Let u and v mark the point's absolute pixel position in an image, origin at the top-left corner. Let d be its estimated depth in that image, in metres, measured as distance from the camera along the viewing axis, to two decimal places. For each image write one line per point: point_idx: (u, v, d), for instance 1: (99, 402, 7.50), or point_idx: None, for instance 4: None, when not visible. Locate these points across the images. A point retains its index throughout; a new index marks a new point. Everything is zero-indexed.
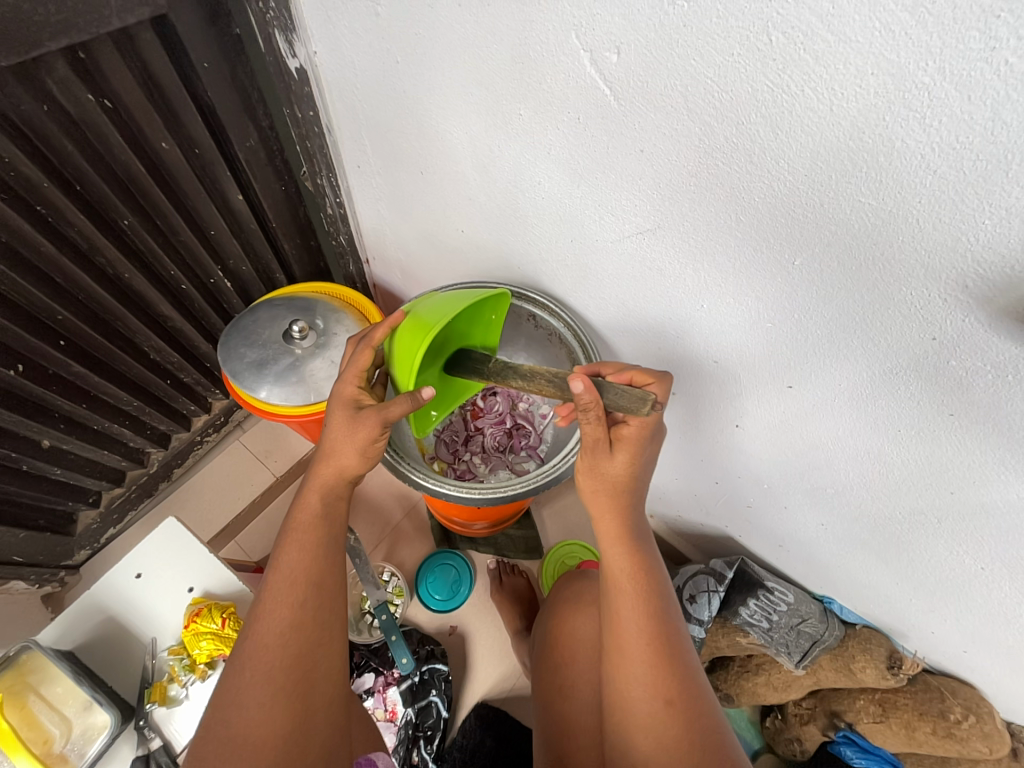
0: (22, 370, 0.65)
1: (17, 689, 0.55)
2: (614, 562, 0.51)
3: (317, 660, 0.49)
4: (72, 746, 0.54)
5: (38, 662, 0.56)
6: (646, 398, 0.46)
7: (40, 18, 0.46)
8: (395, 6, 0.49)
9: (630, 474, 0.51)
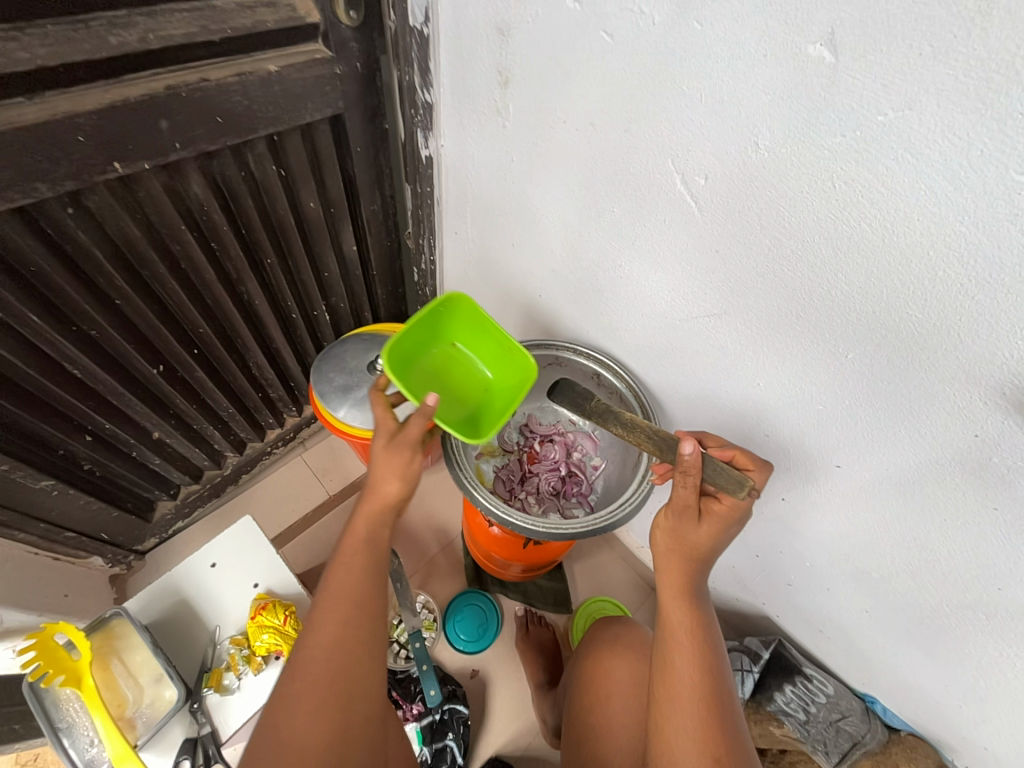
0: (162, 370, 0.76)
1: (104, 650, 0.61)
2: (672, 615, 0.53)
3: (366, 673, 0.52)
4: (141, 712, 0.60)
5: (123, 629, 0.63)
6: (743, 482, 0.50)
7: (260, 113, 0.60)
8: (520, 123, 0.62)
9: (710, 545, 0.53)
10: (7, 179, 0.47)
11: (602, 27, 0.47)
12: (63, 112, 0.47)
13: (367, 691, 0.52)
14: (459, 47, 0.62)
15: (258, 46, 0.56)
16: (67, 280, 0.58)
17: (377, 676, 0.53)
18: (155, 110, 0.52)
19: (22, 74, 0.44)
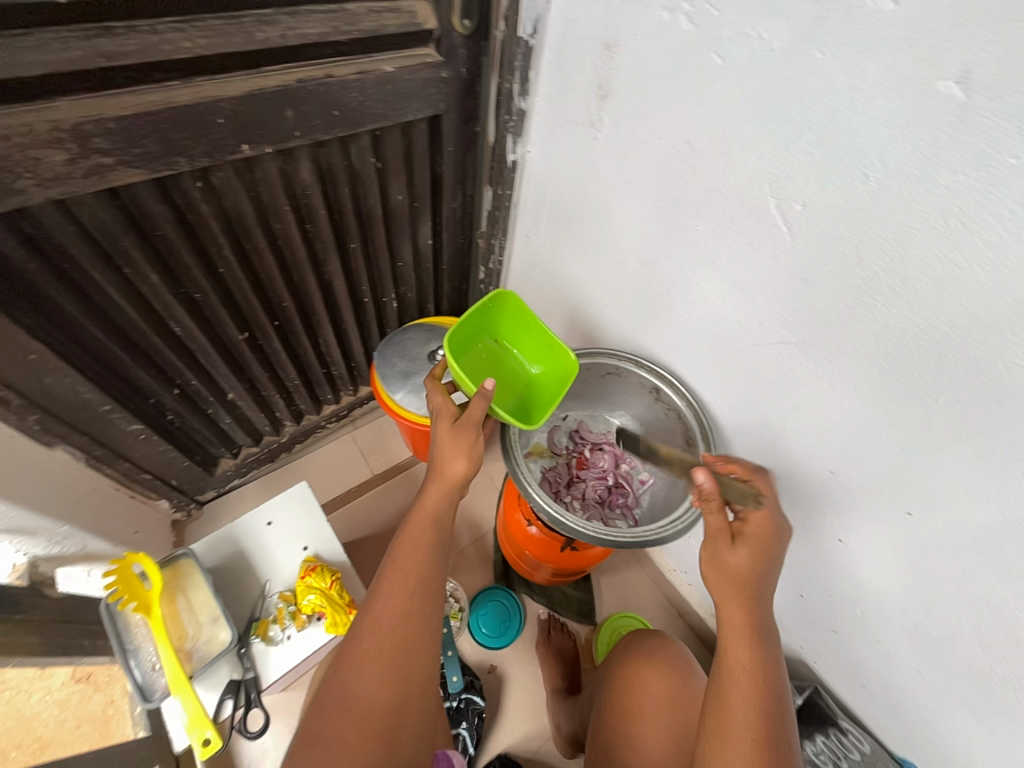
0: (246, 337, 0.82)
1: (173, 585, 0.67)
2: (738, 652, 0.53)
3: (422, 657, 0.55)
4: (196, 648, 0.64)
5: (191, 569, 0.68)
6: (753, 496, 0.56)
7: (371, 109, 0.64)
8: (614, 135, 0.63)
9: (757, 574, 0.54)
10: (156, 153, 0.52)
11: (715, 48, 0.47)
12: (210, 97, 0.52)
13: (422, 673, 0.55)
14: (562, 59, 0.64)
15: (380, 48, 0.61)
16: (184, 246, 0.63)
17: (430, 660, 0.57)
18: (283, 99, 0.56)
19: (183, 61, 0.49)
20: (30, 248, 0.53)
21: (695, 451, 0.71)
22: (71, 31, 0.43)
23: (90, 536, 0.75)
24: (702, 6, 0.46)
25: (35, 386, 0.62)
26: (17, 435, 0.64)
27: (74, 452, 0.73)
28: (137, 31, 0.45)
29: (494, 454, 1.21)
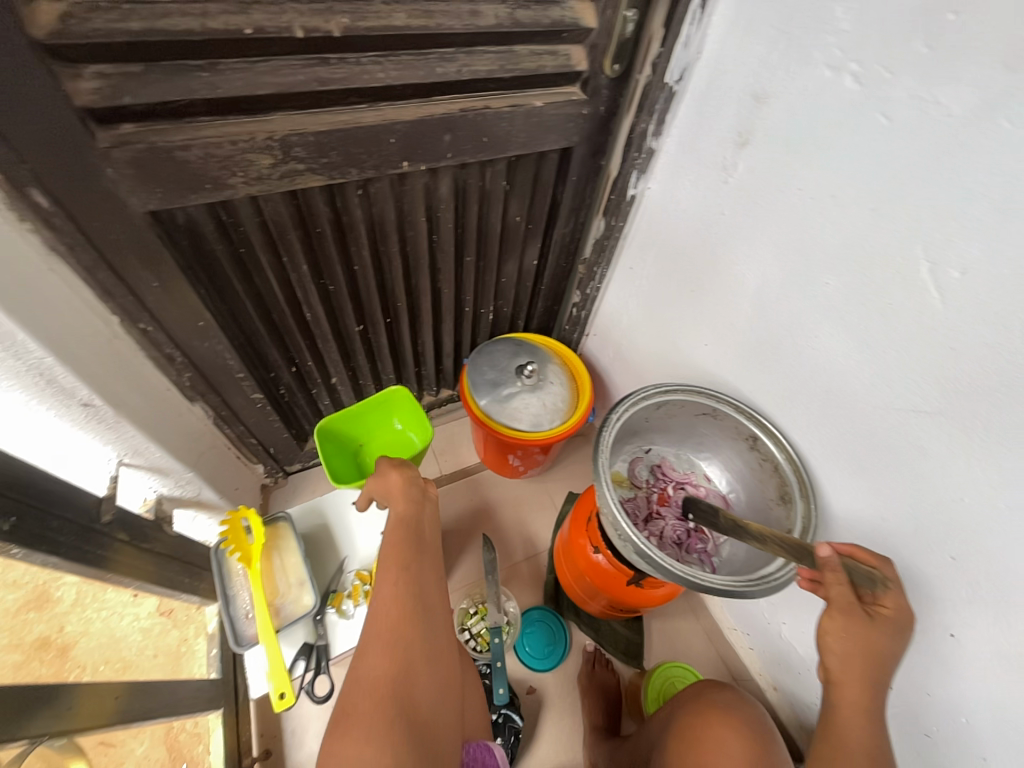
0: (361, 329, 0.89)
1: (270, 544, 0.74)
2: (852, 732, 0.51)
3: (432, 647, 0.61)
4: (283, 605, 0.70)
5: (286, 533, 0.76)
6: (876, 578, 0.52)
7: (516, 138, 0.69)
8: (747, 182, 0.64)
9: (886, 657, 0.52)
10: (337, 163, 0.60)
11: (881, 109, 0.47)
12: (390, 120, 0.59)
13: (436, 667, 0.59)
14: (703, 104, 0.66)
15: (533, 86, 0.66)
16: (334, 243, 0.71)
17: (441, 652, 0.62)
18: (446, 125, 0.63)
19: (375, 87, 0.56)
20: (222, 232, 0.62)
21: (791, 507, 0.68)
22: (300, 60, 0.51)
23: (205, 484, 0.83)
24: (874, 68, 0.47)
25: (194, 348, 0.72)
26: (172, 388, 0.74)
27: (208, 410, 0.83)
28: (347, 62, 0.53)
29: (558, 475, 1.22)
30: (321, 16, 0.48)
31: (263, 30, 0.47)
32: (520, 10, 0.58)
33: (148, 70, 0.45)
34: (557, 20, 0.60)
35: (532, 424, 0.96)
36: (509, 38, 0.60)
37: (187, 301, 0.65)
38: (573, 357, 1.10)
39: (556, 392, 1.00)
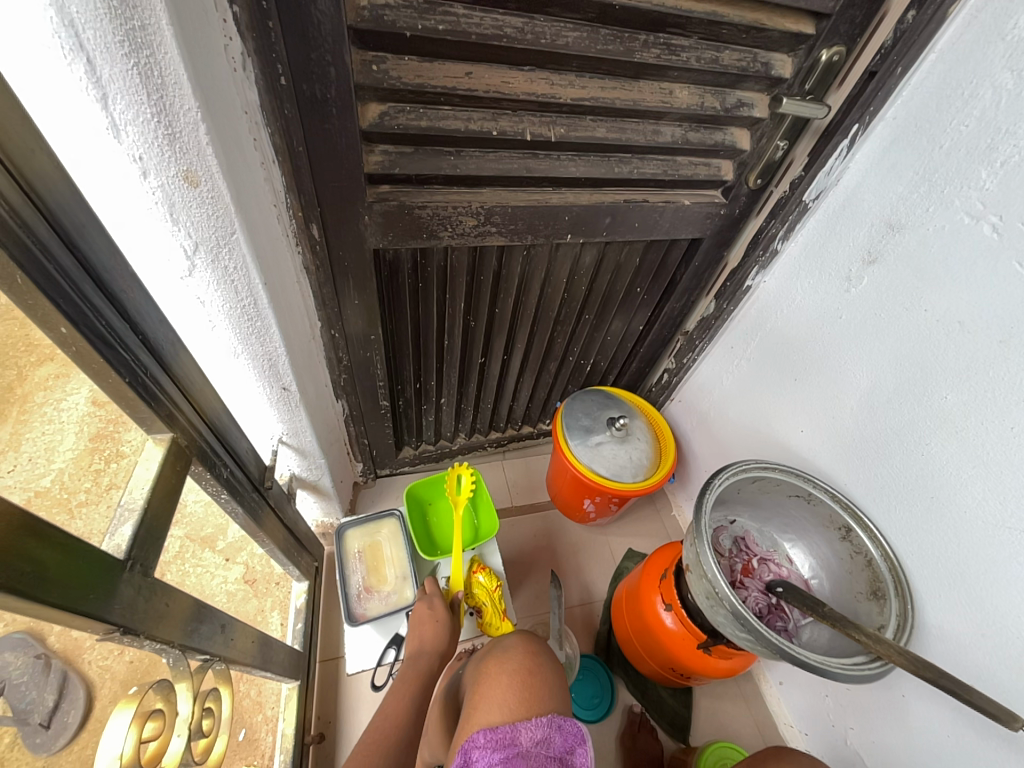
0: (482, 361, 1.00)
1: (384, 537, 0.90)
2: None
3: (539, 681, 0.58)
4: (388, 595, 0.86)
5: (396, 531, 0.92)
6: (1017, 719, 0.52)
7: (660, 225, 0.80)
8: (869, 295, 0.71)
9: None
10: (518, 228, 0.73)
11: (1017, 259, 0.54)
12: (568, 202, 0.72)
13: (545, 695, 0.56)
14: (835, 222, 0.75)
15: (683, 188, 0.78)
16: (489, 290, 0.84)
17: (558, 690, 0.58)
18: (609, 211, 0.75)
19: (565, 178, 0.69)
20: (412, 270, 0.76)
21: (882, 604, 0.69)
22: (518, 153, 0.65)
23: (326, 472, 0.94)
24: (1013, 224, 0.54)
25: (356, 353, 0.85)
26: (328, 385, 0.87)
27: (342, 408, 0.96)
28: (550, 157, 0.66)
29: (620, 530, 1.25)
30: (546, 125, 0.62)
31: (504, 133, 0.61)
32: (692, 131, 0.70)
33: (417, 151, 0.60)
34: (719, 142, 0.72)
35: (615, 473, 1.02)
36: (676, 151, 0.72)
37: (369, 316, 0.79)
38: (658, 420, 1.16)
39: (640, 449, 1.06)
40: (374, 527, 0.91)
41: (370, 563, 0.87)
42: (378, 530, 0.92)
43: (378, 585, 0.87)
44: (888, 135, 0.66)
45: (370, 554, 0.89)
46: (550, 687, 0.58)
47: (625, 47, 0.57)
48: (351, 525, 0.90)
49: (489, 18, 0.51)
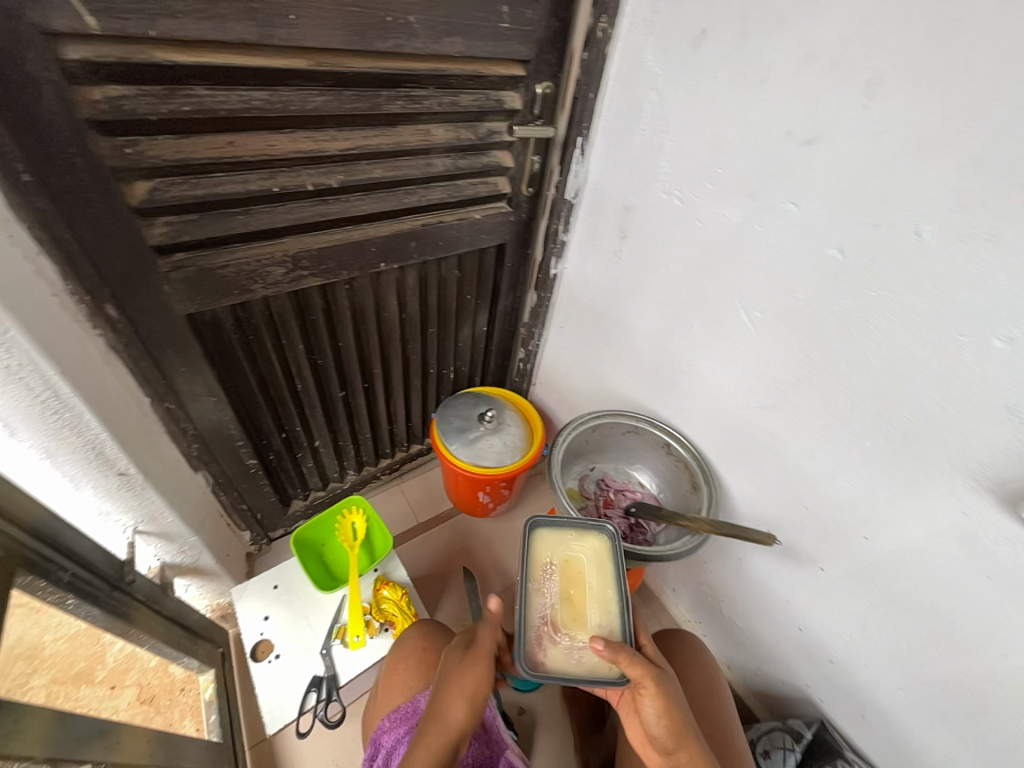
0: (344, 394, 1.03)
1: (590, 561, 0.70)
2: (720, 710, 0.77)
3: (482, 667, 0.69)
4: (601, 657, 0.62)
5: (605, 555, 0.71)
6: (769, 538, 0.74)
7: (462, 239, 0.92)
8: (630, 262, 0.90)
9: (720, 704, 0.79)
10: (331, 267, 0.79)
11: (696, 218, 0.75)
12: (370, 236, 0.80)
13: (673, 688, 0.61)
14: (594, 210, 0.94)
15: (472, 205, 0.91)
16: (324, 326, 0.88)
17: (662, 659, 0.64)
18: (411, 236, 0.85)
19: (360, 215, 0.77)
20: (236, 324, 0.78)
21: (700, 492, 0.89)
22: (307, 202, 0.72)
23: (205, 553, 0.92)
24: (687, 195, 0.75)
25: (203, 419, 0.84)
26: (181, 459, 0.85)
27: (206, 479, 0.93)
28: (340, 200, 0.74)
29: (524, 511, 1.36)
30: (324, 174, 0.70)
31: (285, 187, 0.67)
32: (460, 159, 0.83)
33: (202, 216, 0.64)
34: (486, 164, 0.85)
35: (496, 461, 1.13)
36: (453, 177, 0.84)
37: (204, 379, 0.79)
38: (524, 404, 1.29)
39: (513, 433, 1.17)
40: (579, 543, 0.71)
41: (569, 592, 0.67)
42: (583, 542, 0.72)
43: (573, 622, 0.64)
44: (604, 142, 0.86)
45: (565, 570, 0.69)
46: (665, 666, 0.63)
47: (371, 102, 0.67)
48: (550, 526, 0.72)
49: (233, 94, 0.58)
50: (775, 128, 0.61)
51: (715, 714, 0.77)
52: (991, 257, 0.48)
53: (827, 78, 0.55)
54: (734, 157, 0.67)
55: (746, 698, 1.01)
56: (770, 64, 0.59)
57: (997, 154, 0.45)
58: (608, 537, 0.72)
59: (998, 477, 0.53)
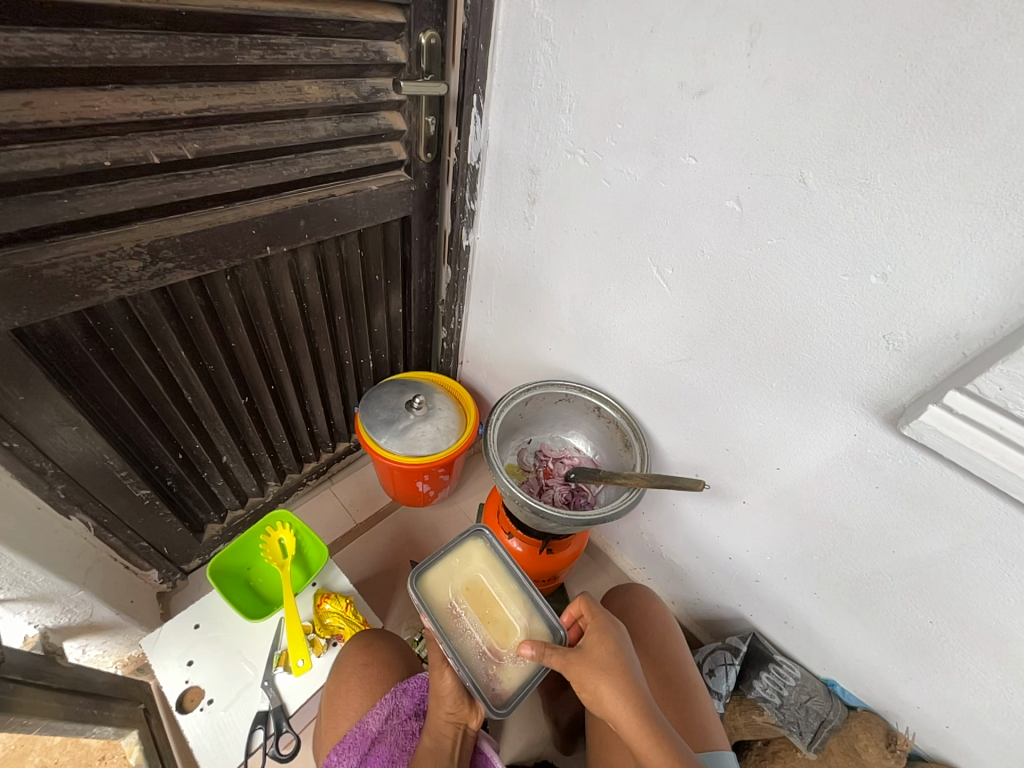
0: (247, 400, 0.91)
1: (483, 572, 0.73)
2: (671, 652, 0.83)
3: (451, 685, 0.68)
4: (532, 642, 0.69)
5: (490, 556, 0.75)
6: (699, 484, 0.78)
7: (359, 214, 0.83)
8: (541, 227, 0.88)
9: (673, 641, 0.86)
10: (202, 256, 0.67)
11: (602, 177, 0.74)
12: (248, 216, 0.69)
13: (604, 656, 0.62)
14: (499, 174, 0.89)
15: (366, 174, 0.82)
16: (208, 327, 0.76)
17: (603, 630, 0.66)
18: (299, 213, 0.74)
19: (229, 192, 0.66)
20: (89, 336, 0.65)
21: (632, 449, 0.92)
22: (157, 178, 0.60)
23: (100, 603, 0.81)
24: (591, 153, 0.73)
25: (66, 454, 0.70)
26: (43, 506, 0.72)
27: (85, 521, 0.79)
28: (200, 175, 0.62)
29: (466, 493, 1.34)
30: (173, 143, 0.58)
31: (121, 161, 0.55)
32: (344, 122, 0.73)
33: (6, 202, 0.50)
34: (376, 127, 0.76)
35: (431, 448, 1.08)
36: (339, 143, 0.74)
37: (56, 406, 0.65)
38: (454, 384, 1.25)
39: (445, 416, 1.13)
40: (465, 566, 0.73)
41: (483, 612, 0.70)
42: (468, 561, 0.74)
43: (497, 632, 0.69)
44: (501, 99, 0.81)
45: (470, 597, 0.71)
46: (601, 636, 0.65)
47: (219, 52, 0.56)
48: (427, 570, 0.72)
49: (18, 37, 0.45)
50: (669, 79, 0.61)
51: (666, 656, 0.82)
52: (866, 200, 0.52)
53: (712, 25, 0.54)
54: (632, 111, 0.66)
55: (689, 626, 1.10)
56: (658, 10, 0.58)
57: (866, 99, 0.48)
58: (486, 538, 0.76)
59: (881, 397, 0.60)
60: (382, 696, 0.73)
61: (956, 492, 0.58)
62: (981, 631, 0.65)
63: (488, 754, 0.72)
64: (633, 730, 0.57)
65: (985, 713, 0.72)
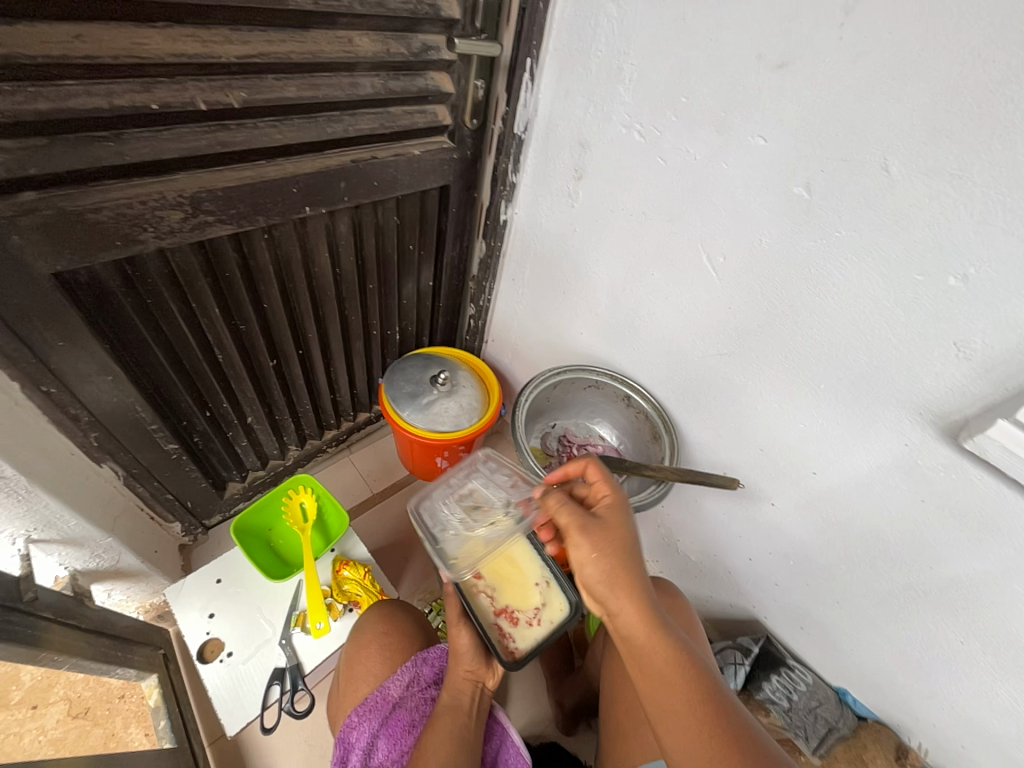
0: (275, 363, 0.91)
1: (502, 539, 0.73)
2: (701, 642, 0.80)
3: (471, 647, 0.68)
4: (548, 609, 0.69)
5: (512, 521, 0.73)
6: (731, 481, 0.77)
7: (399, 179, 0.80)
8: (585, 205, 0.84)
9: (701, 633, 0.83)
10: (242, 212, 0.66)
11: (658, 154, 0.70)
12: (289, 173, 0.67)
13: (619, 536, 0.59)
14: (546, 146, 0.85)
15: (409, 138, 0.79)
16: (242, 286, 0.75)
17: (619, 510, 0.63)
18: (341, 173, 0.72)
19: (272, 146, 0.64)
20: (127, 287, 0.64)
21: (662, 441, 0.91)
22: (202, 127, 0.58)
23: (126, 550, 0.83)
24: (648, 128, 0.69)
25: (100, 403, 0.70)
26: (75, 452, 0.72)
27: (116, 469, 0.80)
28: (245, 126, 0.60)
29: None
30: (220, 91, 0.56)
31: (167, 105, 0.53)
32: (392, 80, 0.70)
33: (51, 141, 0.49)
34: (423, 88, 0.73)
35: (453, 424, 1.07)
36: (385, 102, 0.71)
37: (93, 354, 0.65)
38: (478, 362, 1.23)
39: (469, 394, 1.11)
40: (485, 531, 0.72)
41: (502, 576, 0.70)
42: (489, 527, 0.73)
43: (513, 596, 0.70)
44: (555, 65, 0.77)
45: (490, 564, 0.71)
46: (617, 515, 0.62)
47: None
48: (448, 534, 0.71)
49: None
50: (746, 49, 0.56)
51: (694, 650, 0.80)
52: (956, 193, 0.48)
53: None
54: (699, 84, 0.61)
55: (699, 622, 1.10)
56: None
57: (972, 80, 0.44)
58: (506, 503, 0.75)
59: (941, 408, 0.56)
60: (401, 663, 0.73)
61: (1011, 514, 0.55)
62: (1017, 658, 0.63)
63: (504, 722, 0.71)
64: (632, 617, 0.56)
65: (1006, 738, 0.70)
